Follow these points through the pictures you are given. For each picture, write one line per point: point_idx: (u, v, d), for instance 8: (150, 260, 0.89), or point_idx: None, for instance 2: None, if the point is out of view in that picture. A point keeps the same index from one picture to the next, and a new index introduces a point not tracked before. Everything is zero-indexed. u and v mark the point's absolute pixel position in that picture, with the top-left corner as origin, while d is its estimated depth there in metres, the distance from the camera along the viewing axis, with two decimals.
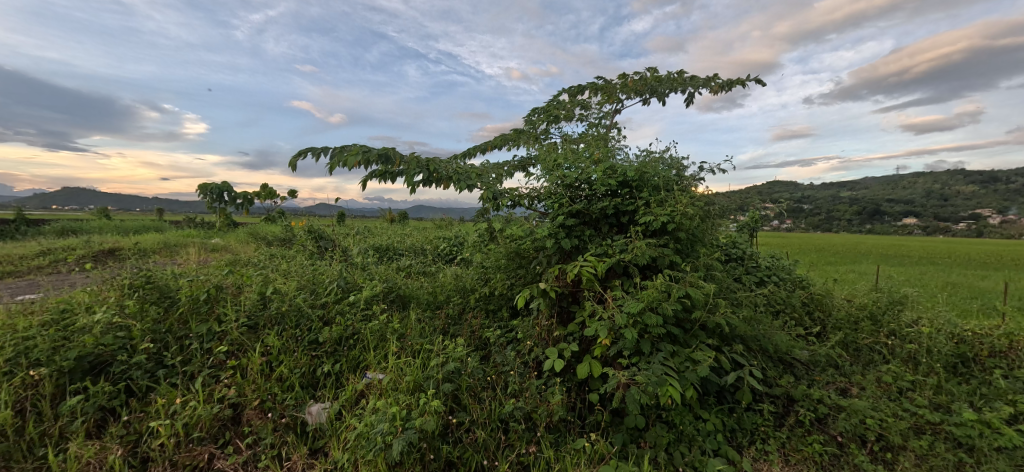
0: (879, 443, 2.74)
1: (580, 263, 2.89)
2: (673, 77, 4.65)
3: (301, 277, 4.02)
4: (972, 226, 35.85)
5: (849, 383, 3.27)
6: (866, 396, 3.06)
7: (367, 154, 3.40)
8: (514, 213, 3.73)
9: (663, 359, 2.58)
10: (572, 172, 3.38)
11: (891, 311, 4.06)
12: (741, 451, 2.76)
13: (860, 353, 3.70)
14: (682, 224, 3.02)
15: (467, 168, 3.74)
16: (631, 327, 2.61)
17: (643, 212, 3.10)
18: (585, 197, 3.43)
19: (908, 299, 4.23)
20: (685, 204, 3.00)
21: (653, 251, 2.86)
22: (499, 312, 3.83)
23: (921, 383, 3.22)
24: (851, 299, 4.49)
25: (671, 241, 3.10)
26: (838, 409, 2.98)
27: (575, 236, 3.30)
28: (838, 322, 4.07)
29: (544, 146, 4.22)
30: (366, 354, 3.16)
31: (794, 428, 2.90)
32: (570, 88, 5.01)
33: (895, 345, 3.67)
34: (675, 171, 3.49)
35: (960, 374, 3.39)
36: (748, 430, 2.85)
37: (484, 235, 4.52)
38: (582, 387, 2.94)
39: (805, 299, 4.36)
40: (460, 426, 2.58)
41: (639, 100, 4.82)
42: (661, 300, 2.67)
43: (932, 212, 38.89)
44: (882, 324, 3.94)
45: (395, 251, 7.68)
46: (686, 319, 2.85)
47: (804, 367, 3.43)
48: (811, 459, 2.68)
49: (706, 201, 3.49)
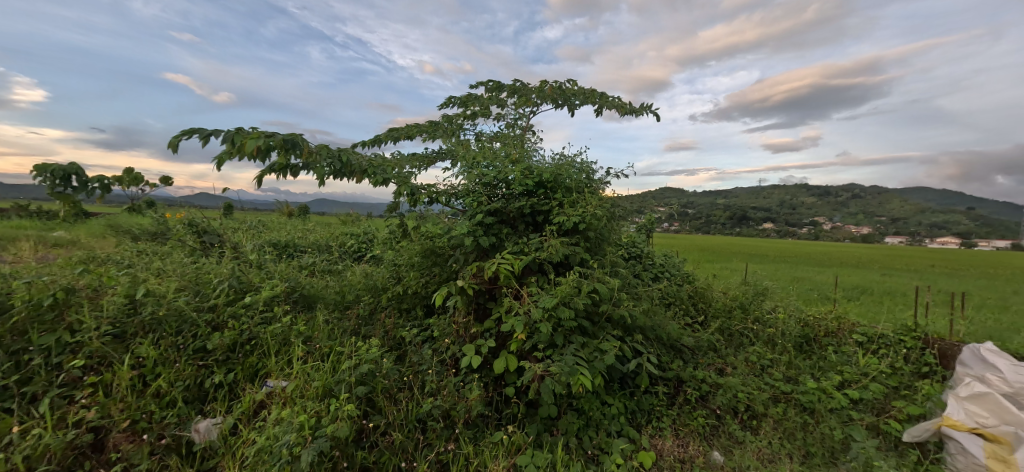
0: (747, 412, 3.24)
1: (497, 261, 2.95)
2: (586, 90, 4.89)
3: (181, 276, 3.53)
4: (811, 230, 43.49)
5: (725, 364, 3.78)
6: (738, 374, 3.58)
7: (269, 140, 3.10)
8: (431, 210, 3.74)
9: (575, 350, 2.73)
10: (491, 170, 3.41)
11: (756, 301, 4.76)
12: (640, 429, 3.06)
13: (733, 338, 4.30)
14: (591, 224, 3.22)
15: (381, 160, 3.58)
16: (545, 321, 2.72)
17: (557, 211, 3.26)
18: (503, 195, 3.52)
19: (768, 291, 4.99)
20: (594, 205, 3.21)
21: (565, 249, 3.01)
22: (414, 311, 3.74)
23: (777, 360, 3.84)
24: (726, 291, 5.16)
25: (581, 239, 3.29)
26: (716, 386, 3.44)
27: (492, 234, 3.35)
28: (716, 311, 4.66)
29: (463, 142, 4.21)
30: (266, 361, 2.88)
31: (683, 405, 3.30)
32: (488, 85, 5.02)
33: (758, 329, 4.32)
34: (587, 174, 3.69)
35: (805, 351, 4.10)
36: (646, 410, 3.17)
37: (395, 231, 4.39)
38: (498, 381, 3.00)
39: (690, 292, 4.94)
40: (376, 430, 2.48)
41: (553, 106, 5.00)
42: (573, 295, 2.82)
43: (784, 218, 46.30)
44: (750, 312, 4.61)
45: (295, 248, 7.08)
46: (594, 312, 3.05)
47: (690, 351, 3.88)
48: (695, 431, 3.08)
49: (612, 204, 3.76)
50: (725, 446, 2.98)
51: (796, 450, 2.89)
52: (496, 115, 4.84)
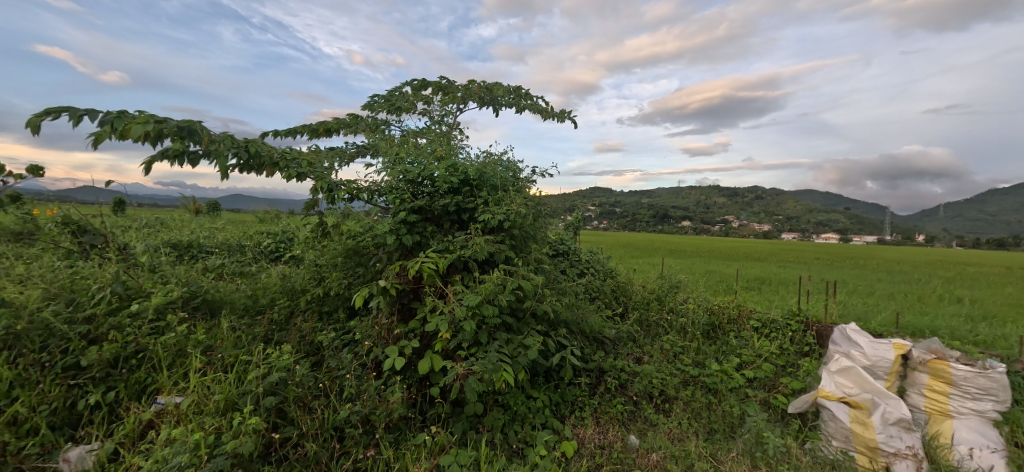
0: (660, 397, 3.49)
1: (421, 259, 2.89)
2: (513, 91, 4.95)
3: (49, 283, 3.05)
4: (722, 228, 47.82)
5: (642, 353, 4.03)
6: (653, 362, 3.84)
7: (161, 126, 2.76)
8: (352, 207, 3.57)
9: (499, 347, 2.76)
10: (414, 166, 3.33)
11: (670, 293, 5.13)
12: (564, 420, 3.17)
13: (650, 328, 4.60)
14: (516, 222, 3.26)
15: (295, 154, 3.34)
16: (469, 319, 2.72)
17: (482, 209, 3.26)
18: (428, 193, 3.45)
19: (681, 283, 5.40)
20: (519, 203, 3.26)
21: (490, 247, 3.02)
22: (334, 314, 3.56)
23: (688, 347, 4.17)
24: (645, 285, 5.51)
25: (506, 237, 3.32)
26: (634, 374, 3.66)
27: (416, 232, 3.28)
28: (636, 304, 4.96)
29: (387, 138, 4.06)
30: (157, 375, 2.57)
31: (604, 394, 3.47)
32: (414, 80, 4.88)
33: (672, 319, 4.66)
34: (513, 173, 3.73)
35: (711, 337, 4.50)
36: (569, 401, 3.29)
37: (314, 230, 4.14)
38: (423, 382, 2.94)
39: (613, 287, 5.21)
40: (287, 442, 2.32)
41: (481, 105, 5.00)
42: (497, 292, 2.84)
43: (699, 217, 50.42)
44: (665, 303, 4.95)
45: (200, 248, 6.41)
46: (519, 308, 3.09)
47: (612, 342, 4.09)
48: (614, 418, 3.26)
49: (537, 202, 3.83)
50: (641, 430, 3.18)
51: (701, 428, 3.16)
52: (422, 111, 4.72)
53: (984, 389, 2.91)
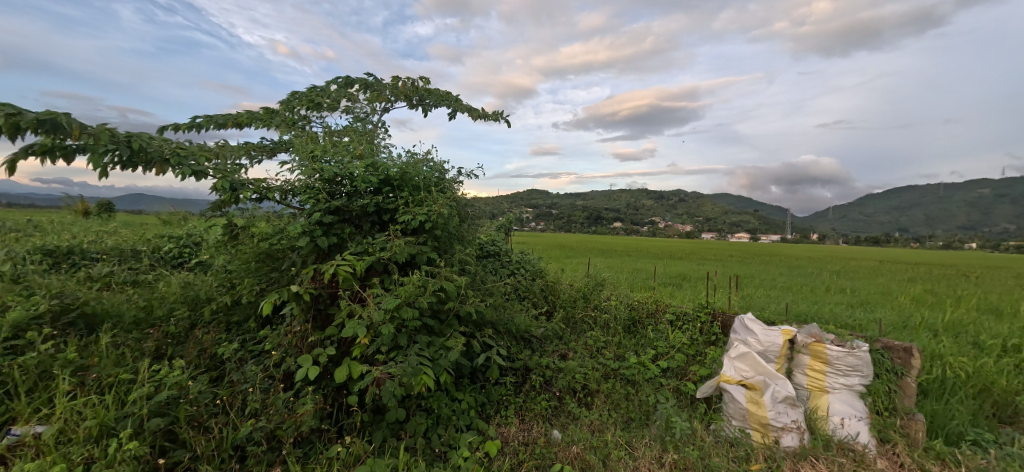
0: (583, 391, 3.63)
1: (336, 263, 2.76)
2: (441, 91, 4.88)
3: None
4: (649, 229, 50.87)
5: (567, 349, 4.17)
6: (577, 357, 3.98)
7: (14, 119, 2.42)
8: (261, 208, 3.33)
9: (419, 350, 2.70)
10: (330, 165, 3.17)
11: (595, 290, 5.35)
12: (489, 420, 3.19)
13: (576, 325, 4.78)
14: (438, 223, 3.23)
15: (191, 150, 3.04)
16: (387, 323, 2.65)
17: (403, 210, 3.18)
18: (346, 193, 3.30)
19: (606, 281, 5.65)
20: (441, 204, 3.22)
21: (410, 248, 2.96)
22: (242, 323, 3.29)
23: (609, 342, 4.38)
24: (572, 283, 5.70)
25: (428, 238, 3.27)
26: (558, 370, 3.77)
27: (333, 234, 3.13)
28: (563, 302, 5.12)
29: (303, 134, 3.83)
30: (12, 403, 2.22)
31: (529, 392, 3.54)
32: (336, 76, 4.65)
33: (596, 315, 4.87)
34: (438, 173, 3.67)
35: (632, 331, 4.76)
36: (494, 401, 3.31)
37: (220, 232, 3.80)
38: (340, 391, 2.81)
39: (542, 286, 5.33)
40: (176, 467, 2.11)
41: (408, 105, 4.86)
42: (418, 295, 2.78)
43: (629, 218, 53.23)
44: (590, 300, 5.15)
45: (84, 254, 5.64)
46: (441, 310, 3.06)
47: (538, 340, 4.18)
48: (538, 414, 3.34)
49: (463, 203, 3.81)
50: (563, 424, 3.29)
51: (619, 418, 3.33)
52: (343, 108, 4.51)
53: (852, 366, 3.35)
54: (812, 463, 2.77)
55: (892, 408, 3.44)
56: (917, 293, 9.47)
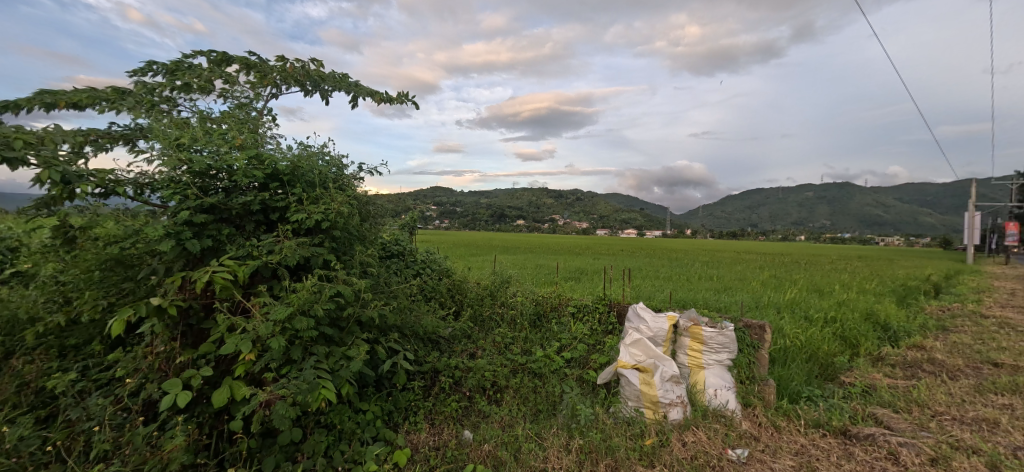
0: (493, 388, 3.67)
1: (211, 269, 2.40)
2: (337, 75, 4.37)
3: None
4: (550, 226, 53.36)
5: (476, 348, 4.19)
6: (485, 355, 4.02)
7: None
8: (108, 205, 2.76)
9: (316, 362, 2.48)
10: (202, 156, 2.74)
11: (502, 287, 5.43)
12: (397, 428, 3.07)
13: (483, 323, 4.83)
14: (336, 223, 2.98)
15: (1, 131, 2.40)
16: (277, 336, 2.38)
17: (295, 209, 2.89)
18: (223, 188, 2.89)
19: (512, 278, 5.77)
20: (340, 202, 2.97)
21: (303, 250, 2.69)
22: (84, 347, 2.71)
23: (516, 337, 4.49)
24: (479, 281, 5.71)
25: (325, 239, 3.01)
26: (468, 370, 3.75)
27: (207, 236, 2.72)
28: (470, 300, 5.12)
29: (165, 120, 3.27)
30: None
31: (438, 394, 3.48)
32: (209, 54, 4.03)
33: (503, 312, 4.96)
34: (335, 168, 3.40)
35: (537, 325, 4.93)
36: (403, 408, 3.18)
37: (48, 236, 3.07)
38: (220, 416, 2.46)
39: (449, 285, 5.27)
40: None
41: (301, 90, 4.29)
42: (313, 302, 2.55)
43: (531, 216, 55.23)
44: (498, 297, 5.22)
45: None
46: (341, 317, 2.83)
47: (447, 341, 4.12)
48: (448, 416, 3.30)
49: (363, 202, 3.58)
50: (474, 423, 3.29)
51: (528, 411, 3.43)
52: (218, 91, 3.93)
53: (722, 343, 3.84)
54: (694, 432, 3.14)
55: (752, 376, 4.04)
56: (765, 278, 11.31)
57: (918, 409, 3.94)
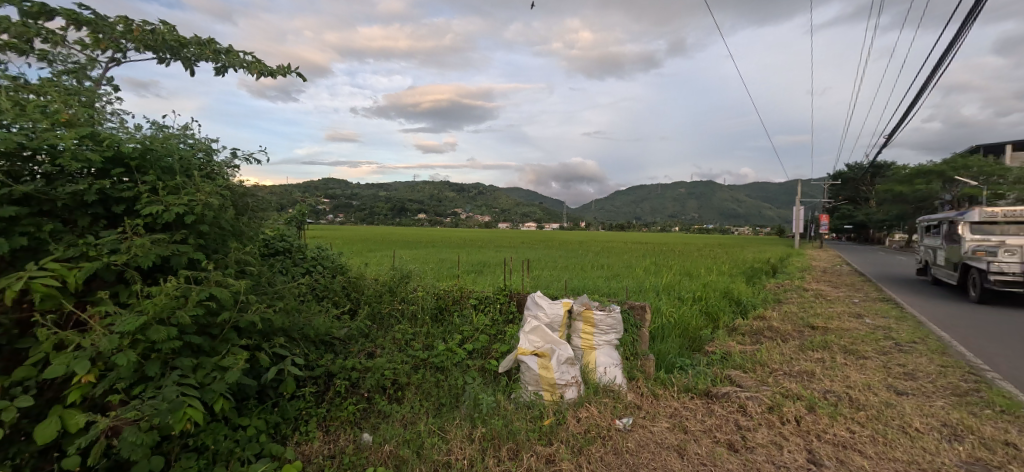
0: (393, 386, 3.56)
1: (28, 275, 1.95)
2: (200, 41, 3.60)
3: None
4: (452, 220, 53.09)
5: (374, 347, 4.02)
6: (385, 353, 3.88)
7: None
8: None
9: (181, 377, 2.16)
10: (11, 133, 2.19)
11: (402, 282, 5.25)
12: (285, 441, 2.82)
13: (383, 321, 4.68)
14: (204, 216, 2.61)
15: None
16: (126, 350, 2.02)
17: (147, 200, 2.46)
18: (42, 174, 2.35)
19: (412, 272, 5.61)
20: (208, 192, 2.60)
21: (161, 249, 2.31)
22: None
23: (418, 333, 4.40)
24: (378, 277, 5.46)
25: (190, 235, 2.62)
26: (366, 370, 3.58)
27: (21, 234, 2.19)
28: (368, 298, 4.89)
29: None
30: None
31: (333, 399, 3.28)
32: (20, 3, 3.20)
33: (403, 308, 4.82)
34: (201, 154, 2.96)
35: (439, 319, 4.89)
36: (291, 418, 2.93)
37: None
38: (49, 453, 2.03)
39: (344, 283, 4.97)
40: None
41: (156, 60, 3.59)
42: (175, 308, 2.20)
43: (433, 210, 54.41)
44: (397, 293, 5.03)
45: None
46: (212, 323, 2.50)
47: (342, 342, 3.89)
48: (345, 421, 3.13)
49: (238, 193, 3.19)
50: (373, 425, 3.15)
51: (430, 406, 3.39)
52: (34, 52, 3.16)
53: (610, 325, 4.17)
54: (587, 408, 3.40)
55: (636, 353, 4.49)
56: (646, 265, 12.65)
57: (761, 368, 4.75)
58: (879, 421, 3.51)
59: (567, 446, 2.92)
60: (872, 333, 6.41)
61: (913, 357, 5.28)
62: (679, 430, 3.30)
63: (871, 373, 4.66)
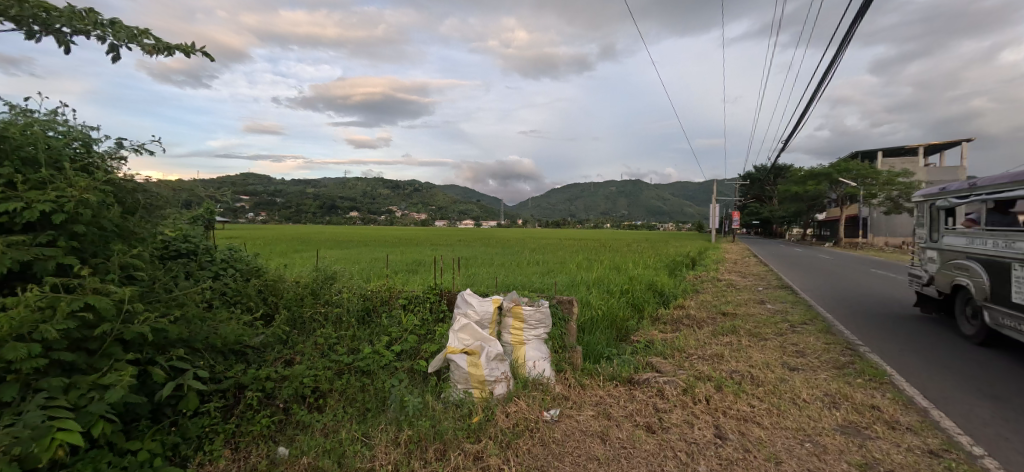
0: (314, 394, 3.37)
1: None
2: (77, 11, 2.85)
3: None
4: (386, 219, 51.31)
5: (293, 354, 3.78)
6: (304, 360, 3.67)
7: None
8: None
9: (48, 400, 1.88)
10: None
11: (325, 283, 4.97)
12: (185, 463, 2.57)
13: (303, 326, 4.42)
14: (79, 215, 2.28)
15: None
16: None
17: (2, 196, 2.11)
18: None
19: (337, 273, 5.33)
20: (83, 188, 2.28)
21: (20, 253, 1.99)
22: None
23: (342, 336, 4.20)
24: (298, 279, 5.13)
25: (61, 237, 2.28)
26: (282, 378, 3.36)
27: None
28: (287, 301, 4.58)
29: None
30: None
31: (244, 414, 3.04)
32: None
33: (327, 311, 4.58)
34: (75, 144, 2.59)
35: (367, 322, 4.71)
36: (193, 437, 2.67)
37: None
38: None
39: (259, 286, 4.61)
40: None
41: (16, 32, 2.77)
42: (37, 321, 1.91)
43: (366, 208, 52.27)
44: (320, 295, 4.76)
45: None
46: (90, 337, 2.20)
47: (256, 350, 3.61)
48: (257, 435, 2.91)
49: (125, 189, 2.83)
50: (290, 437, 2.97)
51: (355, 412, 3.26)
52: None
53: (539, 319, 4.27)
54: (516, 403, 3.45)
55: (564, 345, 4.64)
56: (579, 261, 13.12)
57: (678, 353, 5.12)
58: (774, 395, 3.93)
59: (495, 442, 2.95)
60: (771, 317, 7.17)
61: (804, 336, 5.99)
62: (603, 417, 3.46)
63: (770, 352, 5.22)
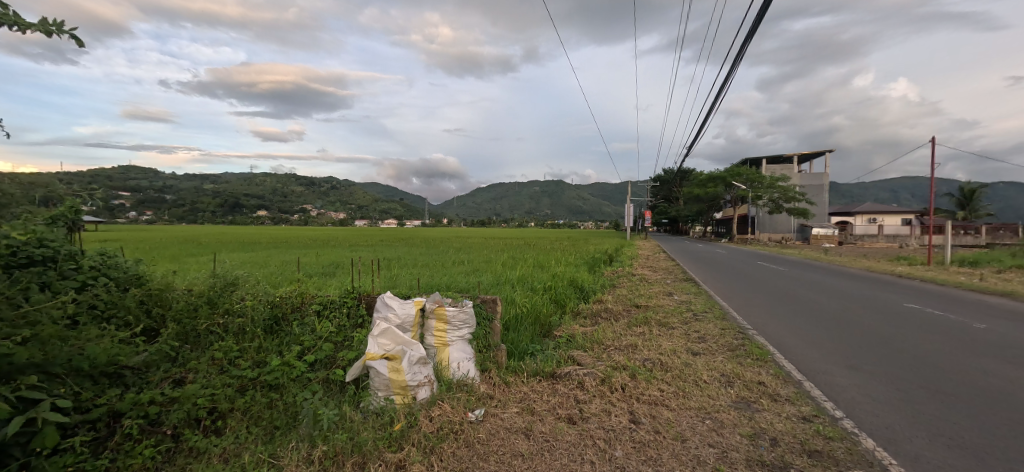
0: (210, 416, 3.02)
1: None
2: None
3: None
4: (299, 218, 47.73)
5: (184, 372, 3.36)
6: (199, 378, 3.28)
7: None
8: None
9: None
10: None
11: (225, 291, 4.48)
12: None
13: (197, 341, 3.94)
14: None
15: None
16: None
17: None
18: None
19: (240, 278, 4.82)
20: None
21: None
22: None
23: (245, 349, 3.81)
24: (191, 287, 4.55)
25: None
26: (171, 400, 2.96)
27: None
28: (176, 313, 4.04)
29: None
30: None
31: (120, 447, 2.64)
32: None
33: (227, 322, 4.12)
34: None
35: (275, 332, 4.33)
36: None
37: None
38: None
39: (141, 297, 4.02)
40: None
41: None
42: None
43: (275, 207, 48.21)
44: (218, 304, 4.27)
45: None
46: None
47: (137, 371, 3.14)
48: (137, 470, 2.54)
49: None
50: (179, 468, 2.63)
51: (260, 432, 2.98)
52: None
53: (463, 320, 4.24)
54: (439, 406, 3.38)
55: (488, 345, 4.66)
56: (504, 259, 13.28)
57: (597, 346, 5.39)
58: (680, 379, 4.30)
59: (419, 448, 2.87)
60: (678, 308, 7.84)
61: (705, 323, 6.62)
62: (527, 413, 3.52)
63: (676, 340, 5.69)
